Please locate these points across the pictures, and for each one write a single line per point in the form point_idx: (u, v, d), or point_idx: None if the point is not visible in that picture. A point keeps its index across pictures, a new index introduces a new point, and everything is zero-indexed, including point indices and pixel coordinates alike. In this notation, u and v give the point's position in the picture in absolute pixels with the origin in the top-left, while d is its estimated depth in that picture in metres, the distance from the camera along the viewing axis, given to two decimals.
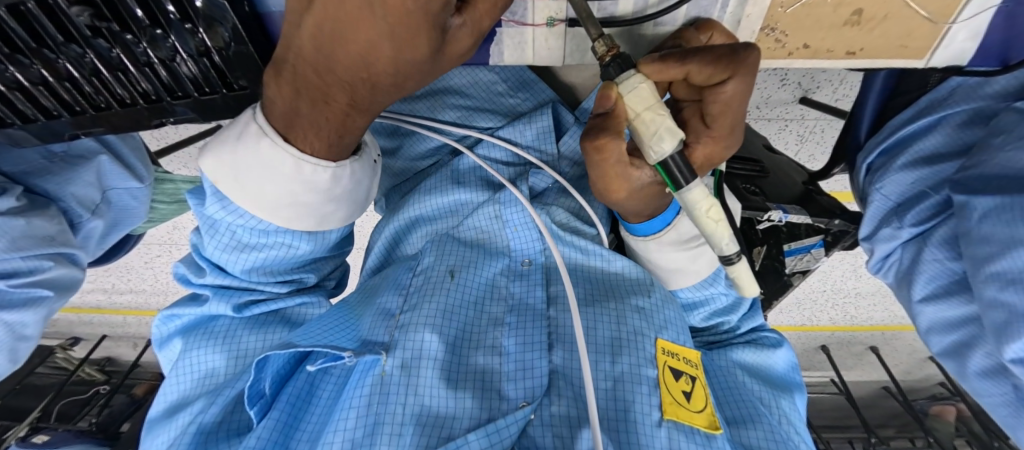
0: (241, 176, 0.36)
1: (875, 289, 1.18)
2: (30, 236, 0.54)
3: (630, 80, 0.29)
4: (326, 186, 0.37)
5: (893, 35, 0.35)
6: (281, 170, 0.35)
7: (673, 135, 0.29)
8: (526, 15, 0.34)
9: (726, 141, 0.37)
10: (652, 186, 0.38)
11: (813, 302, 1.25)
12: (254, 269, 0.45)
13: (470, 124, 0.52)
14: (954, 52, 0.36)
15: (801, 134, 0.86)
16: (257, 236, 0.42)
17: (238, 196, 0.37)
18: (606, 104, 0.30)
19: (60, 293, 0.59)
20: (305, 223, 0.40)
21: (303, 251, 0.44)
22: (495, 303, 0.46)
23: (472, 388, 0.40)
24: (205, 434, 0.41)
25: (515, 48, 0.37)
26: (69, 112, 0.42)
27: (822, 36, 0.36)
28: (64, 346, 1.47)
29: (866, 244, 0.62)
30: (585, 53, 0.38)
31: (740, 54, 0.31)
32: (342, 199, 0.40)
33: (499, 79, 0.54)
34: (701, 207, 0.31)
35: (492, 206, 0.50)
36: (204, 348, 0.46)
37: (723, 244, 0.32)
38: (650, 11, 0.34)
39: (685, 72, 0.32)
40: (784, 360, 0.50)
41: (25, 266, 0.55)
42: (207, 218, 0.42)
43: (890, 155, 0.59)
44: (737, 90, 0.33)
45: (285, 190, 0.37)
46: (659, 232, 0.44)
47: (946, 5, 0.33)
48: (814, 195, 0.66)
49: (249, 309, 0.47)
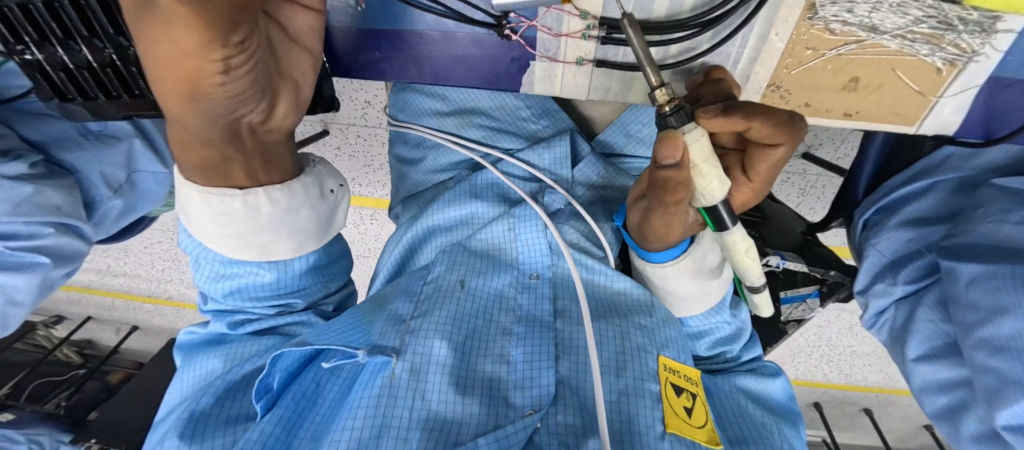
0: (189, 213, 0.41)
1: (872, 350, 1.18)
2: (31, 202, 0.56)
3: (693, 132, 0.32)
4: (244, 215, 0.40)
5: (887, 102, 0.42)
6: (200, 207, 0.39)
7: (723, 184, 0.34)
8: (559, 53, 0.43)
9: (761, 192, 0.42)
10: (692, 224, 0.41)
11: (808, 356, 1.26)
12: (234, 295, 0.49)
13: (494, 144, 0.56)
14: (940, 122, 0.43)
15: (803, 188, 0.88)
16: (229, 264, 0.46)
17: (194, 232, 0.42)
18: (675, 155, 0.31)
19: (59, 263, 0.61)
20: (251, 253, 0.43)
21: (268, 279, 0.47)
22: (504, 314, 0.48)
23: (480, 394, 0.42)
24: (200, 417, 0.43)
25: (545, 80, 0.46)
26: (128, 94, 0.45)
27: (821, 98, 0.42)
28: (47, 323, 1.47)
29: (860, 297, 0.64)
30: (605, 91, 0.46)
31: (796, 123, 0.36)
32: (276, 228, 0.43)
33: (524, 106, 0.58)
34: (740, 247, 0.36)
35: (506, 220, 0.52)
36: (206, 356, 0.49)
37: (755, 277, 0.38)
38: (668, 60, 0.42)
39: (747, 126, 0.35)
40: (781, 390, 0.52)
41: (28, 231, 0.57)
42: (189, 248, 0.47)
43: (886, 213, 0.61)
44: (784, 152, 0.38)
45: (219, 224, 0.40)
46: (676, 260, 0.45)
47: (932, 81, 0.39)
48: (812, 245, 0.69)
49: (242, 326, 0.50)
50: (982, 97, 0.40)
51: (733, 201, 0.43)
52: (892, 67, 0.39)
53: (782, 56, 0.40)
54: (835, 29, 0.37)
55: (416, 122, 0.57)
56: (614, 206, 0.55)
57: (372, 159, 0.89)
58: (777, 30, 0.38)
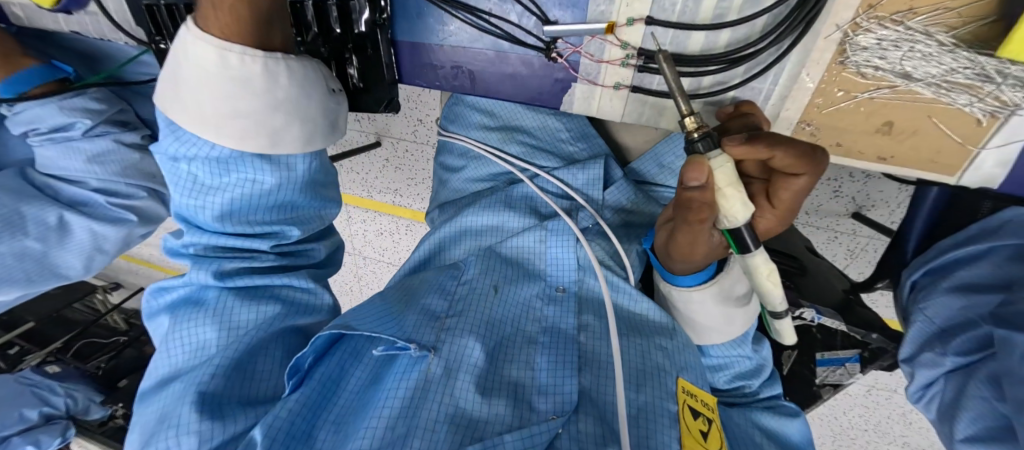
0: (186, 96, 0.39)
1: (928, 445, 1.09)
2: (132, 168, 0.78)
3: (718, 157, 0.33)
4: (262, 85, 0.39)
5: (924, 150, 0.41)
6: (212, 75, 0.38)
7: (747, 208, 0.35)
8: (598, 77, 0.46)
9: (785, 219, 0.42)
10: (719, 248, 0.41)
11: (852, 442, 1.17)
12: (220, 215, 0.46)
13: (531, 161, 0.58)
14: (982, 176, 0.41)
15: (852, 250, 0.82)
16: (218, 173, 0.43)
17: (186, 119, 0.40)
18: (700, 178, 0.33)
19: (143, 222, 0.82)
20: (258, 141, 0.41)
21: (268, 185, 0.45)
22: (530, 323, 0.50)
23: (505, 396, 0.43)
24: (215, 397, 0.43)
25: (583, 101, 0.49)
26: None
27: (854, 139, 0.43)
28: (105, 289, 1.64)
29: (905, 365, 0.60)
30: (640, 116, 0.48)
31: (818, 155, 0.37)
32: (290, 109, 0.41)
33: (564, 128, 0.60)
34: (763, 270, 0.37)
35: (538, 231, 0.54)
36: (195, 322, 0.47)
37: (776, 301, 0.38)
38: (701, 90, 0.45)
39: (770, 156, 0.36)
40: (799, 433, 0.50)
41: (126, 191, 0.79)
42: (169, 152, 0.44)
43: (936, 276, 0.59)
44: (806, 182, 0.39)
45: (227, 100, 0.39)
46: (704, 284, 0.45)
47: (975, 132, 0.39)
48: (853, 307, 0.67)
49: (232, 279, 0.49)
50: None
51: (756, 227, 0.43)
52: (930, 115, 0.39)
53: (813, 94, 0.42)
54: (867, 73, 0.39)
55: (463, 133, 0.61)
56: (641, 232, 0.56)
57: (416, 172, 0.94)
58: (809, 71, 0.41)
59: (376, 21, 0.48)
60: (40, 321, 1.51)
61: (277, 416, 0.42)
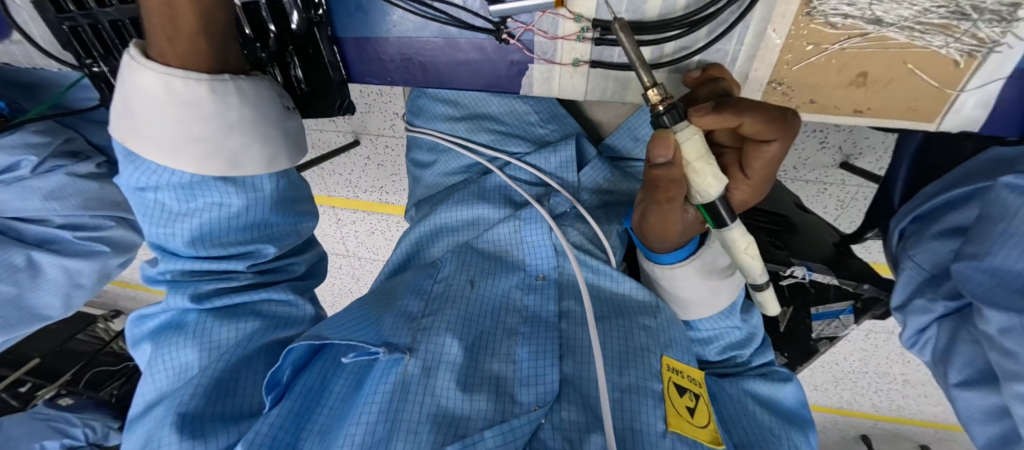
0: (138, 125, 0.38)
1: (926, 380, 1.11)
2: (94, 199, 0.76)
3: (684, 130, 0.33)
4: (213, 107, 0.38)
5: (901, 98, 0.41)
6: (159, 96, 0.36)
7: (719, 180, 0.34)
8: (555, 55, 0.44)
9: (760, 189, 0.42)
10: (693, 223, 0.41)
11: (852, 384, 1.20)
12: (194, 244, 0.44)
13: (501, 147, 0.56)
14: (963, 118, 0.41)
15: (842, 200, 0.82)
16: (185, 197, 0.41)
17: (141, 147, 0.39)
18: (666, 153, 0.33)
19: (116, 253, 0.80)
20: (216, 165, 0.39)
21: (236, 207, 0.43)
22: (510, 314, 0.48)
23: (486, 391, 0.42)
24: (195, 416, 0.41)
25: (543, 82, 0.47)
26: None
27: (829, 94, 0.42)
28: (107, 317, 1.59)
29: (899, 314, 0.56)
30: (604, 91, 0.46)
31: (788, 118, 0.36)
32: (246, 130, 0.40)
33: (532, 110, 0.58)
34: (740, 244, 0.36)
35: (512, 222, 0.52)
36: (176, 344, 0.46)
37: (756, 274, 0.37)
38: (665, 58, 0.43)
39: (740, 123, 0.35)
40: (792, 397, 0.50)
41: (93, 223, 0.78)
42: (134, 181, 0.42)
43: (924, 223, 0.56)
44: (778, 149, 0.38)
45: (177, 122, 0.37)
46: (676, 264, 0.45)
47: (952, 74, 0.38)
48: (845, 258, 0.66)
49: (210, 300, 0.47)
50: (1014, 91, 0.38)
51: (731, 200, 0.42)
52: (904, 61, 0.38)
53: (780, 52, 0.40)
54: (836, 22, 0.37)
55: (430, 126, 0.59)
56: (620, 210, 0.54)
57: (399, 168, 0.91)
58: (774, 26, 0.39)
59: (311, 18, 0.45)
60: (45, 355, 1.45)
61: (256, 434, 0.40)
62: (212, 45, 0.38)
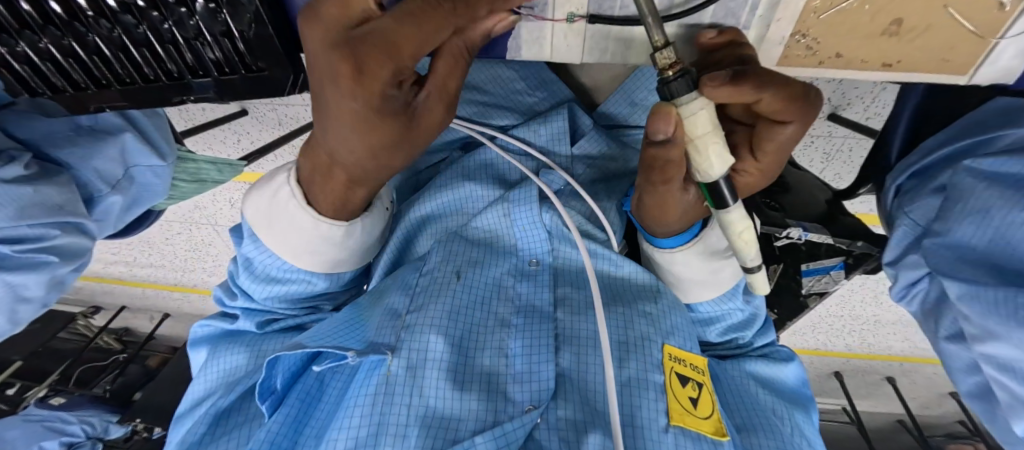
0: (271, 226, 0.43)
1: (896, 318, 1.11)
2: (36, 203, 0.50)
3: (689, 105, 0.28)
4: (339, 239, 0.43)
5: (933, 48, 0.33)
6: (306, 227, 0.42)
7: (723, 161, 0.30)
8: (547, 8, 0.33)
9: (768, 174, 0.39)
10: (699, 205, 0.39)
11: (829, 325, 1.20)
12: (278, 298, 0.50)
13: (487, 121, 0.52)
14: (998, 70, 0.34)
15: (827, 153, 0.79)
16: (283, 271, 0.47)
17: (270, 242, 0.44)
18: (666, 130, 0.29)
19: (67, 261, 0.54)
20: (320, 266, 0.46)
21: (320, 285, 0.49)
22: (502, 304, 0.45)
23: (478, 390, 0.39)
24: (226, 413, 0.46)
25: (534, 43, 0.37)
26: (96, 85, 0.41)
27: (857, 46, 0.34)
28: (85, 313, 1.48)
29: (889, 269, 0.55)
30: (605, 52, 0.37)
31: (811, 98, 0.33)
32: (353, 247, 0.46)
33: (519, 77, 0.54)
34: (737, 227, 0.33)
35: (502, 206, 0.49)
36: (228, 353, 0.50)
37: (749, 259, 0.35)
38: (674, 10, 0.33)
39: (758, 98, 0.31)
40: (793, 376, 0.50)
41: (33, 233, 0.51)
42: (243, 255, 0.48)
43: (921, 178, 0.53)
44: (795, 130, 0.35)
45: (307, 241, 0.43)
46: (687, 244, 0.43)
47: (995, 18, 0.30)
48: (837, 215, 0.62)
49: (271, 325, 0.51)
50: None
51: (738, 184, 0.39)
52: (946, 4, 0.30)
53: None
54: None
55: None
56: (615, 183, 0.51)
57: None
58: None
59: None
60: (27, 358, 1.33)
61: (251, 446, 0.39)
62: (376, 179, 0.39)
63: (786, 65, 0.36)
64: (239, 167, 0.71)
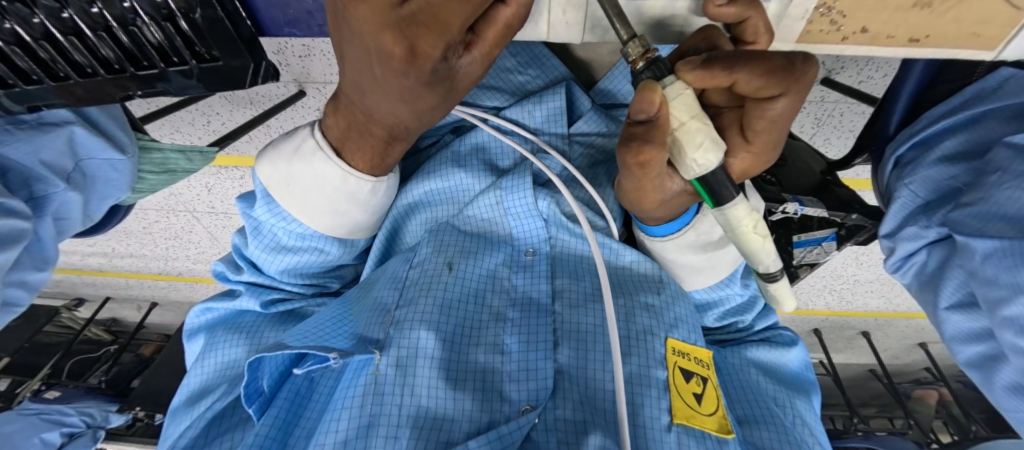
0: (293, 183, 0.40)
1: (876, 276, 1.08)
2: None
3: (674, 85, 0.27)
4: (365, 197, 0.41)
5: (966, 20, 0.30)
6: (332, 182, 0.39)
7: (717, 146, 0.27)
8: None
9: (765, 156, 0.36)
10: (683, 195, 0.38)
11: (811, 287, 1.16)
12: (288, 271, 0.48)
13: (476, 102, 0.50)
14: None
15: (819, 117, 0.74)
16: (295, 239, 0.45)
17: (286, 201, 0.41)
18: (648, 110, 0.27)
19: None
20: (340, 231, 0.44)
21: (333, 255, 0.47)
22: (497, 296, 0.44)
23: (472, 389, 0.38)
24: (223, 415, 0.43)
25: (527, 22, 0.33)
26: (25, 81, 0.38)
27: (884, 20, 0.30)
28: (68, 307, 1.44)
29: (886, 241, 0.53)
30: (607, 30, 0.33)
31: (798, 67, 0.29)
32: (375, 208, 0.44)
33: (509, 54, 0.51)
34: (746, 223, 0.30)
35: (493, 193, 0.46)
36: (228, 341, 0.48)
37: (766, 262, 0.32)
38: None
39: (733, 80, 0.29)
40: (797, 359, 0.50)
41: None
42: (252, 221, 0.46)
43: (922, 149, 0.51)
44: (786, 104, 0.32)
45: (330, 199, 0.40)
46: (676, 233, 0.42)
47: None
48: (831, 186, 0.60)
49: (276, 305, 0.50)
50: None
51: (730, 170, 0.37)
52: None
53: None
54: None
55: None
56: (614, 164, 0.50)
57: None
58: None
59: None
60: (14, 354, 1.30)
61: None
62: (409, 139, 0.37)
63: (806, 40, 0.33)
64: (211, 153, 0.67)
